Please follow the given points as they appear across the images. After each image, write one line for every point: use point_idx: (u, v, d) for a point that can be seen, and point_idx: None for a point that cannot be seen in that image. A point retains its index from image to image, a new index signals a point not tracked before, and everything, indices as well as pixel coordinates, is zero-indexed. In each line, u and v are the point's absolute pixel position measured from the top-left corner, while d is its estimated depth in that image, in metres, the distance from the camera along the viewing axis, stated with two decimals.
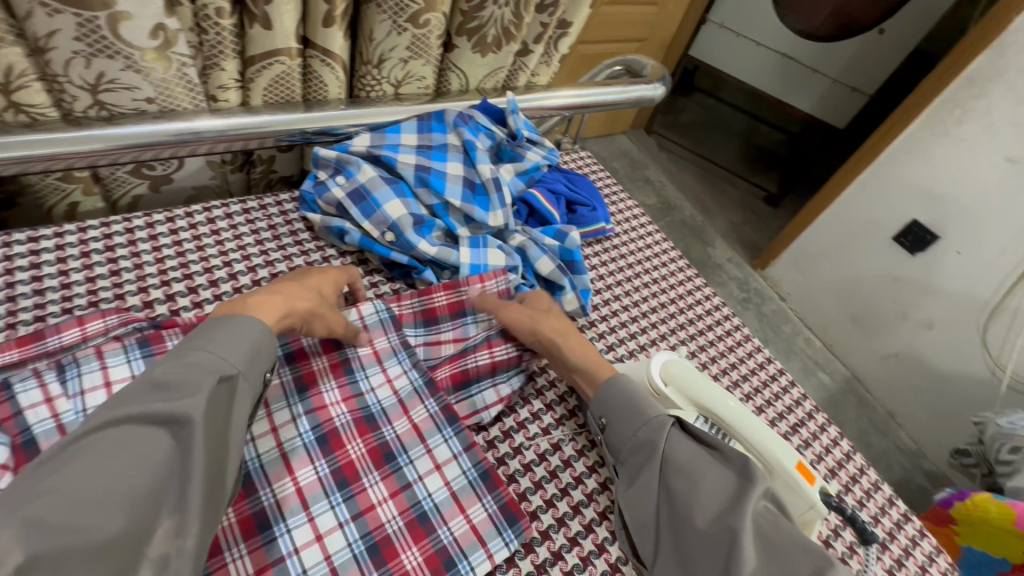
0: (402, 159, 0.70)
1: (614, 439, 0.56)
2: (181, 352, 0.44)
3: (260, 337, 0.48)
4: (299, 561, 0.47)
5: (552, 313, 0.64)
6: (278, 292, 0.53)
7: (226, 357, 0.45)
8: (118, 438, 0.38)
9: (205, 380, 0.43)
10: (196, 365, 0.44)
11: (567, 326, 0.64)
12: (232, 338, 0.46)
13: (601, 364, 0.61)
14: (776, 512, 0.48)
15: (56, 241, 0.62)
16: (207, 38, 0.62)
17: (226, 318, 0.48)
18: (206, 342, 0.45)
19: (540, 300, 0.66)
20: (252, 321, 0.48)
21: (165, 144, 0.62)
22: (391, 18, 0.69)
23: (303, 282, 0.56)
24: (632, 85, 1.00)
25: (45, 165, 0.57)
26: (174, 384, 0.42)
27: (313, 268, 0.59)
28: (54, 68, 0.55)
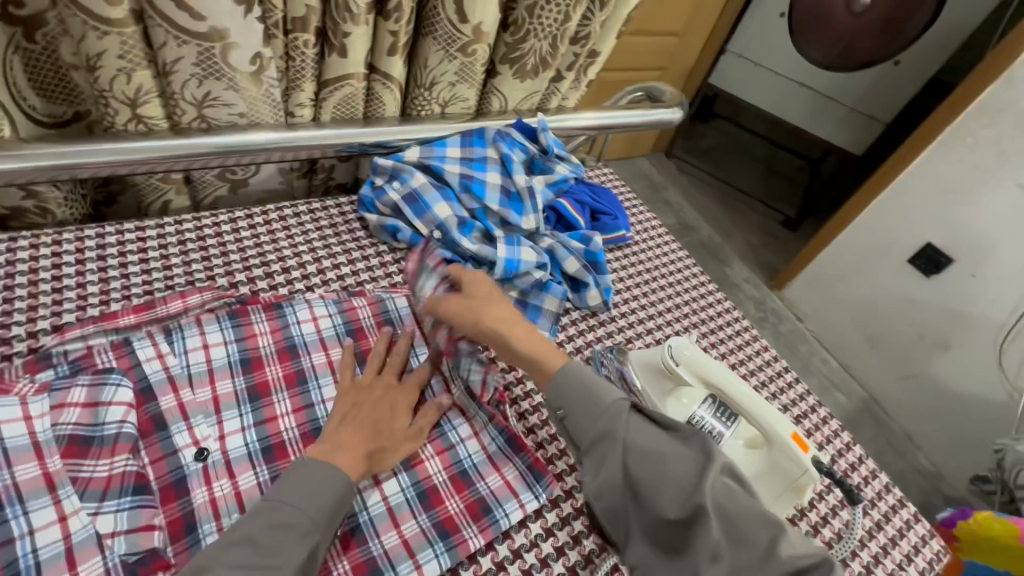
0: (448, 169, 0.80)
1: (574, 430, 0.53)
2: (269, 505, 0.46)
3: (343, 492, 0.49)
4: (362, 499, 0.55)
5: (494, 299, 0.65)
6: (356, 438, 0.54)
7: (313, 518, 0.46)
8: None
9: (294, 545, 0.45)
10: (288, 526, 0.45)
11: (512, 312, 0.64)
12: (316, 496, 0.47)
13: (547, 351, 0.59)
14: (736, 487, 0.46)
15: (158, 230, 0.73)
16: (293, 64, 0.74)
17: (313, 469, 0.49)
18: (297, 502, 0.47)
19: (482, 285, 0.66)
20: (338, 475, 0.49)
21: (251, 150, 0.73)
22: (444, 48, 0.80)
23: (380, 425, 0.57)
24: (652, 109, 1.10)
25: (152, 165, 0.69)
26: (270, 547, 0.44)
27: (388, 402, 0.60)
28: (173, 87, 0.67)
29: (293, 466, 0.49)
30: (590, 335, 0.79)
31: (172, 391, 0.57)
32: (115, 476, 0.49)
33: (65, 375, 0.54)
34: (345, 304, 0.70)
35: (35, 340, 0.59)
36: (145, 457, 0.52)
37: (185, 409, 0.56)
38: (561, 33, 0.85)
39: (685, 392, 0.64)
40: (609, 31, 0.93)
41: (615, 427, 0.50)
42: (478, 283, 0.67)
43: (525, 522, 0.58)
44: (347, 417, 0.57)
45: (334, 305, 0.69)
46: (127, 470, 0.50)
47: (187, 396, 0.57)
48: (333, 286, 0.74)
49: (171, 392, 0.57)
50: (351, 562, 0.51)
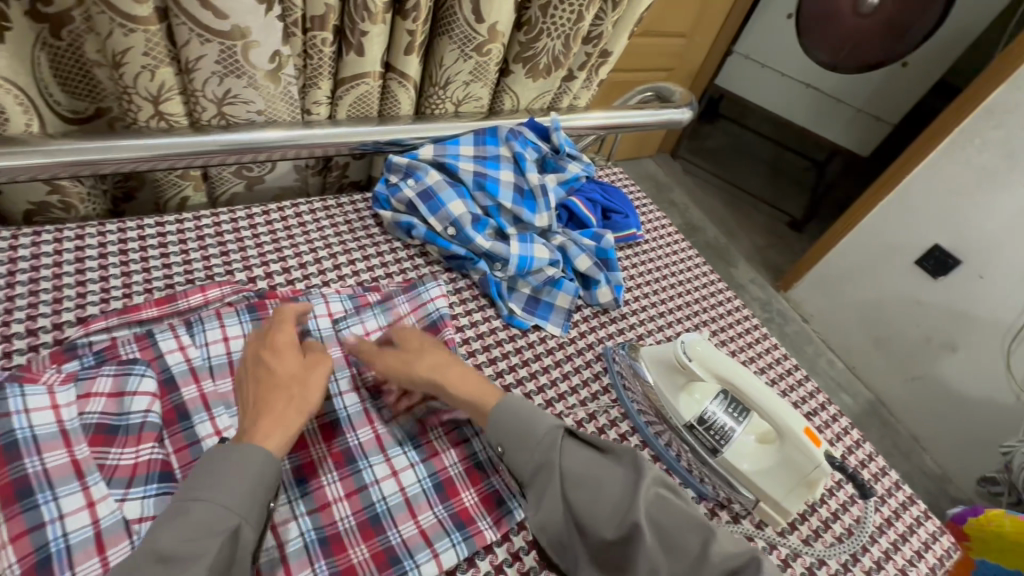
0: (463, 167, 0.81)
1: (513, 464, 0.56)
2: (177, 510, 0.44)
3: (261, 471, 0.47)
4: (380, 489, 0.56)
5: (427, 345, 0.62)
6: (274, 410, 0.52)
7: (227, 508, 0.45)
8: None
9: (210, 540, 0.43)
10: (199, 524, 0.43)
11: (448, 361, 0.62)
12: (232, 485, 0.46)
13: (483, 391, 0.59)
14: (668, 496, 0.52)
15: (177, 226, 0.74)
16: (311, 62, 0.75)
17: (222, 460, 0.47)
18: (206, 496, 0.45)
19: (410, 338, 0.63)
20: (251, 455, 0.48)
21: (268, 147, 0.74)
22: (460, 47, 0.81)
23: (291, 385, 0.54)
24: (662, 108, 1.10)
25: (174, 161, 0.70)
26: (178, 554, 0.42)
27: (291, 354, 0.56)
28: (195, 85, 0.69)
29: (203, 460, 0.47)
30: (601, 332, 0.79)
31: (194, 382, 0.58)
32: (141, 463, 0.50)
33: (90, 365, 0.55)
34: (361, 299, 0.71)
35: (60, 332, 0.60)
36: (168, 445, 0.53)
37: (207, 399, 0.57)
38: (574, 32, 0.86)
39: (697, 387, 0.66)
40: (622, 32, 0.94)
41: (551, 457, 0.54)
42: (405, 337, 0.63)
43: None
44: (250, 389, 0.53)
45: (350, 300, 0.70)
46: (153, 458, 0.51)
47: (208, 387, 0.58)
48: (348, 281, 0.75)
49: (193, 382, 0.58)
50: (370, 550, 0.52)
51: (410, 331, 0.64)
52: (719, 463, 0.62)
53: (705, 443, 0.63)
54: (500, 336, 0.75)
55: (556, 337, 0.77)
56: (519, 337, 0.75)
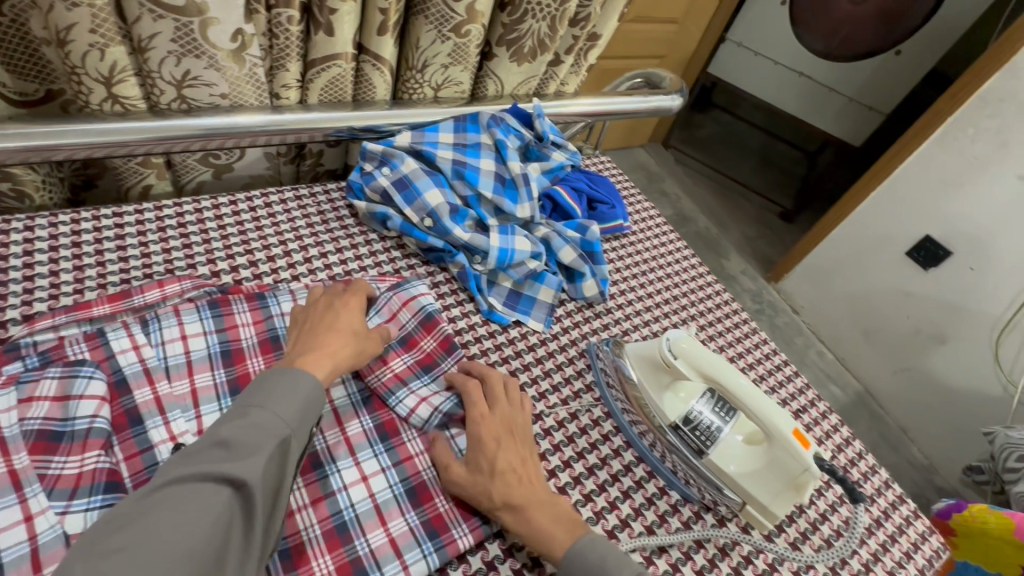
0: (441, 154, 0.77)
1: None
2: (240, 410, 0.44)
3: (312, 395, 0.48)
4: (348, 496, 0.52)
5: (500, 471, 0.53)
6: (327, 344, 0.54)
7: (282, 416, 0.45)
8: (185, 495, 0.38)
9: (267, 440, 0.43)
10: (258, 423, 0.44)
11: (530, 489, 0.53)
12: (289, 398, 0.46)
13: (552, 536, 0.50)
14: None
15: (136, 216, 0.70)
16: (277, 42, 0.70)
17: (276, 376, 0.48)
18: (265, 403, 0.45)
19: (486, 442, 0.55)
20: (306, 377, 0.48)
21: (231, 134, 0.69)
22: (437, 28, 0.77)
23: (344, 328, 0.56)
24: (652, 95, 1.07)
25: (131, 149, 0.66)
26: (237, 444, 0.42)
27: (350, 306, 0.60)
28: (150, 65, 0.64)
29: (260, 375, 0.48)
30: (585, 328, 0.77)
31: (148, 384, 0.54)
32: (85, 472, 0.47)
33: (34, 367, 0.52)
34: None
35: (5, 330, 0.56)
36: (118, 453, 0.50)
37: (162, 402, 0.53)
38: (559, 13, 0.81)
39: (683, 386, 0.63)
40: (611, 14, 0.90)
41: None
42: (481, 437, 0.55)
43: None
44: (308, 328, 0.56)
45: None
46: (99, 467, 0.47)
47: (163, 389, 0.54)
48: (320, 275, 0.72)
49: (147, 384, 0.54)
50: (335, 562, 0.48)
51: (486, 433, 0.56)
52: (705, 465, 0.60)
53: (691, 444, 0.60)
54: (479, 332, 0.72)
55: (539, 332, 0.74)
56: (499, 334, 0.72)
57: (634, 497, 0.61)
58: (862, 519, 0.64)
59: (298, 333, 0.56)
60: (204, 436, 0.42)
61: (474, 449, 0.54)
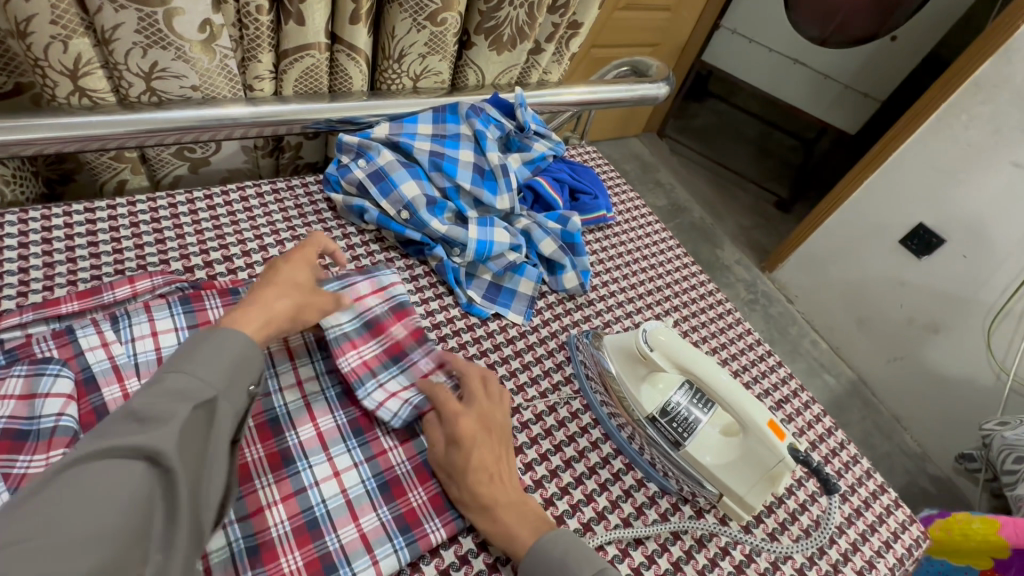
0: (418, 146, 0.76)
1: None
2: (158, 378, 0.42)
3: (241, 355, 0.45)
4: (319, 491, 0.52)
5: (473, 468, 0.52)
6: (258, 301, 0.52)
7: (207, 381, 0.43)
8: (93, 474, 0.35)
9: (187, 406, 0.40)
10: (177, 390, 0.41)
11: (504, 489, 0.52)
12: (214, 361, 0.44)
13: (518, 535, 0.50)
14: None
15: (109, 212, 0.69)
16: (246, 32, 0.69)
17: (207, 337, 0.45)
18: (187, 367, 0.43)
19: (462, 435, 0.54)
20: (231, 338, 0.46)
21: (204, 128, 0.68)
22: (412, 16, 0.76)
23: (285, 283, 0.54)
24: (637, 84, 1.05)
25: (101, 144, 0.65)
26: (154, 413, 0.39)
27: (297, 261, 0.58)
28: (116, 57, 0.63)
29: (187, 340, 0.45)
30: (566, 320, 0.76)
31: (117, 381, 0.53)
32: (49, 472, 0.46)
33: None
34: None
35: None
36: None
37: (131, 400, 0.53)
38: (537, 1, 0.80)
39: (661, 377, 0.62)
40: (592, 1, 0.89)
41: None
42: (459, 430, 0.54)
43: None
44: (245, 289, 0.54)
45: None
46: (63, 465, 0.47)
47: (133, 386, 0.54)
48: None
49: (116, 382, 0.53)
50: (304, 558, 0.48)
51: (465, 426, 0.54)
52: (682, 456, 0.59)
53: (668, 436, 0.60)
54: (457, 325, 0.71)
55: (518, 324, 0.74)
56: (478, 327, 0.72)
57: (611, 490, 0.61)
58: (841, 507, 0.64)
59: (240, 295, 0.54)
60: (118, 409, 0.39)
61: (452, 443, 0.54)
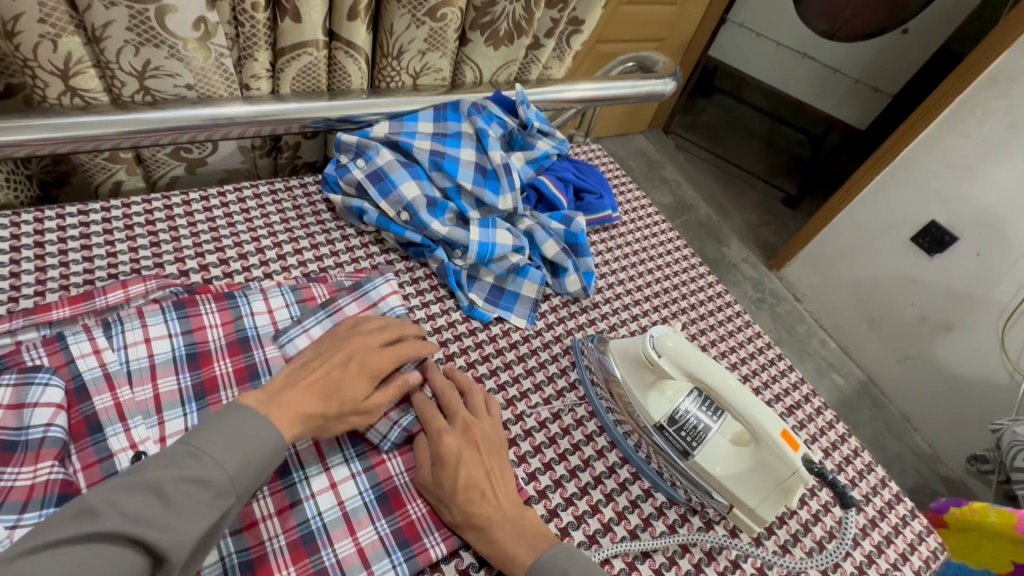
0: (418, 145, 0.74)
1: None
2: (193, 455, 0.41)
3: (269, 457, 0.45)
4: (315, 503, 0.51)
5: (460, 488, 0.50)
6: (304, 395, 0.49)
7: (230, 479, 0.42)
8: (98, 557, 0.35)
9: (207, 506, 0.40)
10: (204, 480, 0.41)
11: (495, 505, 0.51)
12: (245, 455, 0.43)
13: (516, 554, 0.49)
14: None
15: (104, 214, 0.68)
16: (242, 30, 0.68)
17: (236, 425, 0.44)
18: (219, 453, 0.42)
19: (447, 454, 0.52)
20: (271, 436, 0.45)
21: (199, 128, 0.67)
22: (410, 12, 0.74)
23: (344, 401, 0.52)
24: (643, 80, 1.03)
25: (94, 144, 0.63)
26: (173, 504, 0.39)
27: (361, 370, 0.54)
28: (107, 56, 0.61)
29: (224, 417, 0.45)
30: (571, 324, 0.74)
31: (108, 390, 0.52)
32: (38, 485, 0.45)
33: None
34: (304, 292, 0.66)
35: None
36: (76, 462, 0.48)
37: (123, 409, 0.51)
38: None
39: (669, 384, 0.60)
40: None
41: None
42: (444, 450, 0.52)
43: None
44: (305, 371, 0.52)
45: (291, 293, 0.65)
46: (52, 478, 0.45)
47: (125, 395, 0.52)
48: (294, 273, 0.69)
49: (108, 391, 0.52)
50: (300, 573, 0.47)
51: (450, 445, 0.53)
52: (690, 466, 0.57)
53: (676, 445, 0.58)
54: (459, 330, 0.69)
55: (522, 328, 0.72)
56: (480, 331, 0.70)
57: (618, 500, 0.59)
58: (854, 517, 0.62)
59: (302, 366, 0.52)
60: (140, 478, 0.39)
61: (437, 465, 0.52)
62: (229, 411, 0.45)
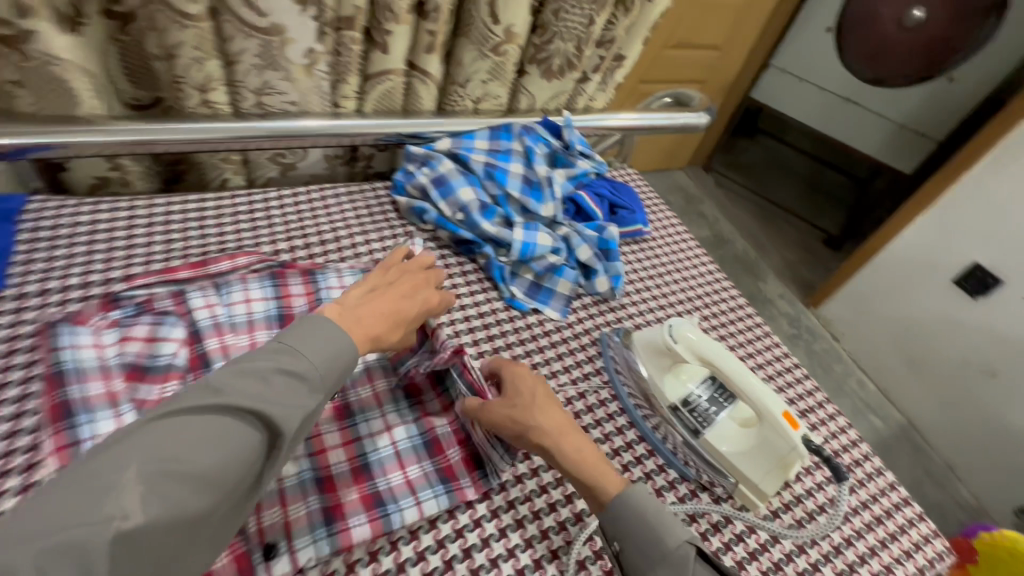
0: (475, 157, 0.86)
1: (632, 568, 0.52)
2: (288, 353, 0.48)
3: (349, 360, 0.51)
4: (374, 441, 0.60)
5: (539, 402, 0.60)
6: (368, 320, 0.56)
7: (321, 376, 0.48)
8: (219, 428, 0.42)
9: (304, 397, 0.46)
10: (298, 374, 0.47)
11: (566, 419, 0.60)
12: (330, 355, 0.49)
13: (600, 468, 0.56)
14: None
15: (216, 203, 0.82)
16: (342, 59, 0.81)
17: (331, 330, 0.51)
18: (312, 352, 0.49)
19: (521, 377, 0.62)
20: (349, 344, 0.51)
21: (299, 136, 0.81)
22: (479, 48, 0.87)
23: (395, 318, 0.59)
24: (678, 113, 1.13)
25: (217, 145, 0.78)
26: (278, 389, 0.45)
27: (424, 300, 0.64)
28: (238, 76, 0.77)
29: (311, 320, 0.51)
30: (599, 319, 0.83)
31: (217, 336, 0.64)
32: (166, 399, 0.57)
33: (131, 315, 0.63)
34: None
35: (108, 286, 0.68)
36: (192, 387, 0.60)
37: (228, 351, 0.64)
38: (586, 37, 0.92)
39: (684, 369, 0.69)
40: (635, 35, 0.99)
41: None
42: (515, 376, 0.63)
43: (537, 471, 0.63)
44: (378, 292, 0.60)
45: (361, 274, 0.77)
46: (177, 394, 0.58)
47: (229, 340, 0.65)
48: (363, 258, 0.82)
49: (216, 336, 0.64)
50: (359, 493, 0.56)
51: (519, 372, 0.63)
52: (701, 444, 0.64)
53: (688, 424, 0.65)
54: (500, 316, 0.79)
55: (555, 321, 0.81)
56: (518, 319, 0.79)
57: (633, 471, 0.66)
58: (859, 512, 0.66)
59: (365, 288, 0.60)
60: (243, 366, 0.45)
61: (511, 390, 0.61)
62: (319, 318, 0.52)
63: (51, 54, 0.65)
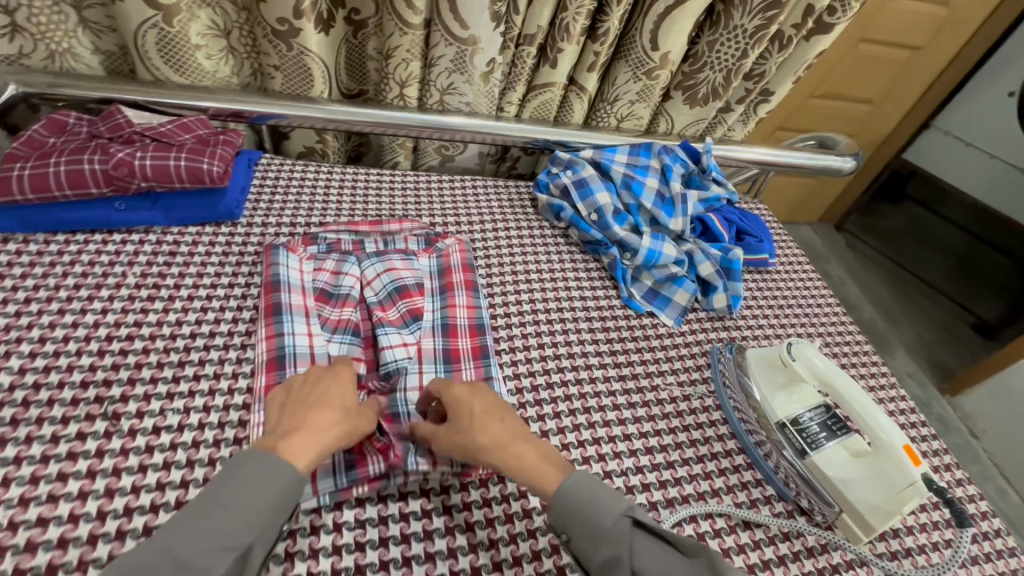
0: (615, 168, 0.93)
1: (580, 558, 0.50)
2: (205, 509, 0.45)
3: (289, 489, 0.48)
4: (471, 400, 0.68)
5: (478, 419, 0.56)
6: (313, 427, 0.52)
7: (248, 520, 0.45)
8: None
9: (224, 552, 0.43)
10: (222, 528, 0.44)
11: (511, 432, 0.56)
12: (259, 496, 0.46)
13: (544, 469, 0.53)
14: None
15: (389, 178, 0.98)
16: (514, 70, 0.95)
17: (251, 466, 0.47)
18: (229, 500, 0.46)
19: (461, 402, 0.57)
20: (284, 469, 0.48)
21: (467, 130, 0.95)
22: (633, 70, 0.96)
23: (333, 405, 0.55)
24: (822, 154, 1.12)
25: (402, 131, 0.93)
26: (194, 555, 0.42)
27: (337, 380, 0.58)
28: (432, 77, 0.93)
29: (229, 466, 0.48)
30: (710, 334, 0.85)
31: None
32: (343, 317, 0.70)
33: (324, 251, 0.78)
34: (390, 264, 0.76)
35: (307, 228, 0.85)
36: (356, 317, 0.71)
37: None
38: (735, 68, 0.96)
39: (797, 391, 0.70)
40: (786, 74, 1.02)
41: (620, 554, 0.48)
42: (452, 398, 0.57)
43: (635, 453, 0.67)
44: (288, 404, 0.54)
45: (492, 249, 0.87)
46: (348, 317, 0.70)
47: None
48: (502, 239, 0.92)
49: None
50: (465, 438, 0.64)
51: (457, 392, 0.58)
52: (807, 466, 0.64)
53: (795, 444, 0.66)
54: (616, 313, 0.84)
55: (669, 327, 0.84)
56: (633, 318, 0.84)
57: (729, 477, 0.67)
58: None
59: (279, 414, 0.54)
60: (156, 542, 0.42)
61: (452, 414, 0.56)
62: (235, 459, 0.48)
63: (305, 47, 0.84)
